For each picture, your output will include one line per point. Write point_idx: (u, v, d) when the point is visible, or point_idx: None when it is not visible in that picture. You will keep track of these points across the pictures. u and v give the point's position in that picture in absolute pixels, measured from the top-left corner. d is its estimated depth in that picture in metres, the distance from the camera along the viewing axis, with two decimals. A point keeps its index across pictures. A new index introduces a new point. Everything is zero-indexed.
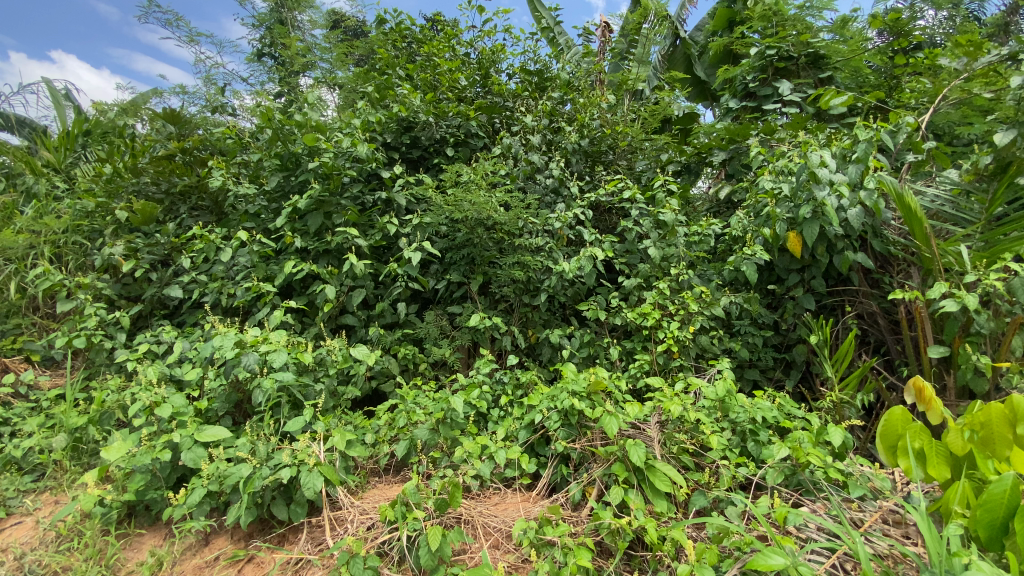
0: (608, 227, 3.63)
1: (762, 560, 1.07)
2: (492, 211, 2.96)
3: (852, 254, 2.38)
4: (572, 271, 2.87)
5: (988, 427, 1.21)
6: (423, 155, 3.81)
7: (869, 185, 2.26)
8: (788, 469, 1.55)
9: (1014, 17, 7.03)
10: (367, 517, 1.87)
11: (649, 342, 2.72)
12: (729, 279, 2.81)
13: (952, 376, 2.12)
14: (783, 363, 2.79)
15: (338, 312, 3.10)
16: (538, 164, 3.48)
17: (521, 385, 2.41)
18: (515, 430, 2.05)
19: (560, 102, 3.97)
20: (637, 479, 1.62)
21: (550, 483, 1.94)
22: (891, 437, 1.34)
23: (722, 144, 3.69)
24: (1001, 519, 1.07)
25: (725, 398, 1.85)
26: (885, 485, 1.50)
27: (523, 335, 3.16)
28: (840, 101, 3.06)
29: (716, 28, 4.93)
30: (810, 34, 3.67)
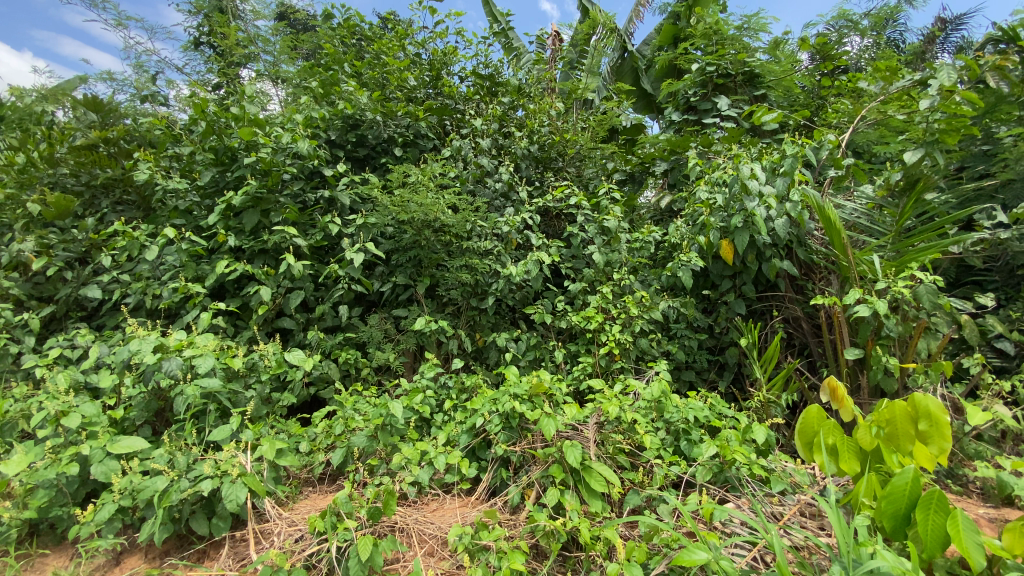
0: (556, 233, 3.66)
1: (686, 556, 1.09)
2: (440, 212, 2.91)
3: (779, 261, 2.50)
4: (519, 275, 2.87)
5: (894, 423, 1.28)
6: (370, 154, 3.72)
7: (794, 197, 2.39)
8: (716, 467, 1.61)
9: (928, 45, 7.71)
10: (295, 529, 1.78)
11: (592, 344, 2.76)
12: (668, 284, 2.91)
13: (866, 376, 2.27)
14: (717, 365, 2.91)
15: (275, 315, 2.96)
16: (487, 167, 3.49)
17: (466, 389, 2.38)
18: (456, 434, 2.01)
19: (511, 108, 4.00)
20: (574, 479, 1.63)
21: (489, 487, 1.92)
22: (807, 433, 1.41)
23: (664, 155, 3.83)
24: (904, 509, 1.14)
25: (660, 399, 1.90)
26: (804, 480, 1.58)
27: (470, 339, 3.14)
28: (771, 117, 3.25)
29: (661, 43, 5.13)
30: (747, 53, 3.88)
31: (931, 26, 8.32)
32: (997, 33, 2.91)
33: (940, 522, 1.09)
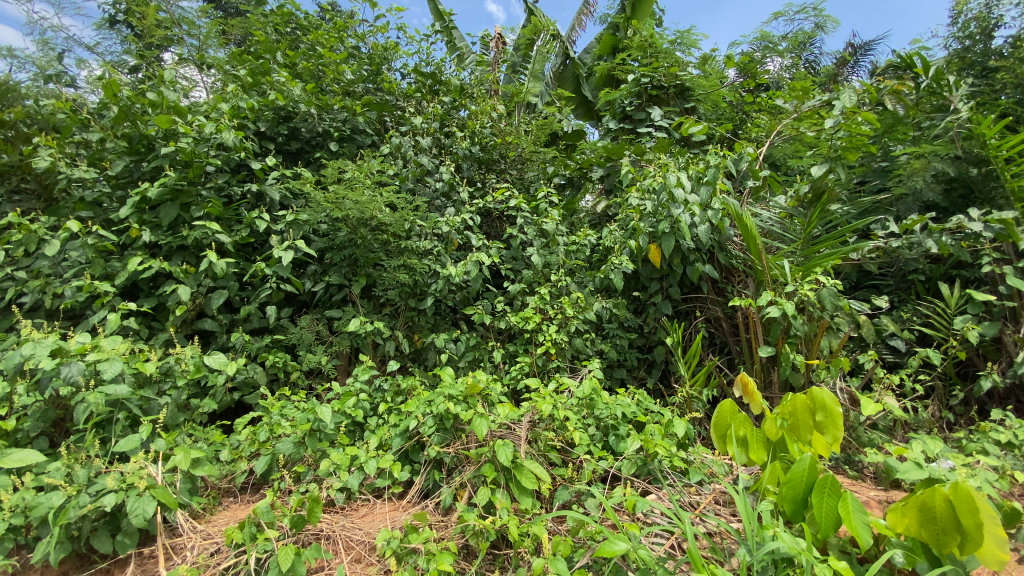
0: (497, 234, 3.68)
1: (606, 547, 1.14)
2: (376, 210, 2.83)
3: (702, 265, 2.65)
4: (458, 275, 2.86)
5: (795, 415, 1.39)
6: (303, 148, 3.57)
7: (715, 206, 2.56)
8: (640, 460, 1.68)
9: (840, 68, 8.44)
10: (211, 542, 1.68)
11: (530, 345, 2.81)
12: (602, 286, 3.00)
13: (777, 372, 2.44)
14: (647, 363, 3.03)
15: (195, 316, 2.77)
16: (427, 166, 3.46)
17: (401, 391, 2.34)
18: (389, 438, 1.96)
19: (453, 107, 3.98)
20: (505, 478, 1.64)
21: (422, 489, 1.89)
22: (722, 426, 1.50)
23: (601, 161, 3.95)
24: (801, 494, 1.24)
25: (590, 396, 1.96)
26: (720, 469, 1.69)
27: (408, 340, 3.09)
28: (698, 129, 3.44)
29: (601, 52, 5.30)
30: (679, 67, 4.08)
31: (842, 51, 9.10)
32: (895, 61, 3.23)
33: (833, 504, 1.19)
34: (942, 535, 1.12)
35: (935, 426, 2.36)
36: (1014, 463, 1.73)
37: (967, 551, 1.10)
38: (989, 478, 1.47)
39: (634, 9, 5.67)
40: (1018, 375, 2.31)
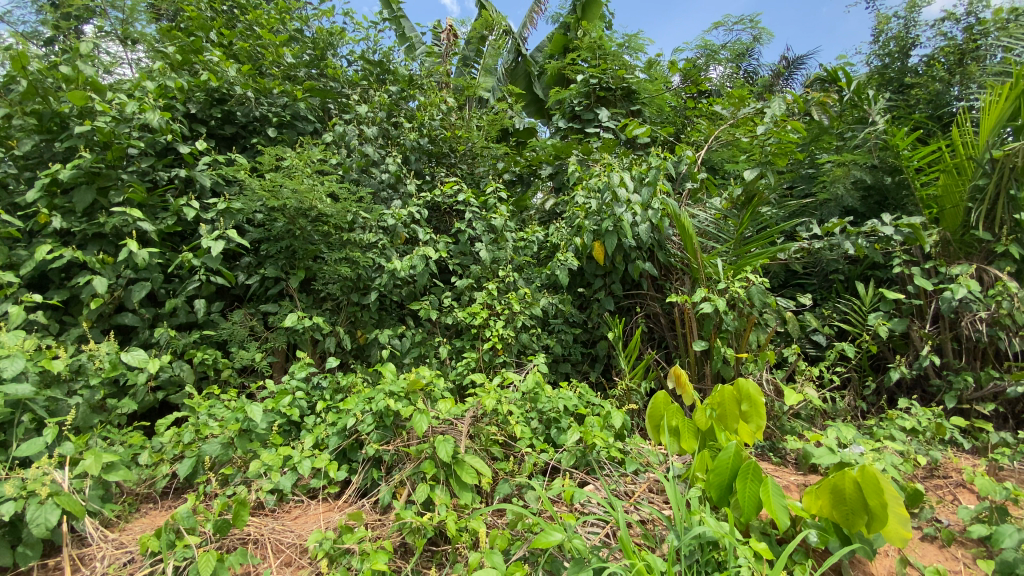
0: (445, 228, 3.61)
1: (542, 538, 1.14)
2: (316, 200, 2.72)
3: (642, 262, 2.73)
4: (404, 270, 2.79)
5: (723, 405, 1.45)
6: (238, 133, 3.38)
7: (655, 205, 2.64)
8: (579, 452, 1.71)
9: (775, 80, 8.92)
10: (123, 552, 1.57)
11: (477, 340, 2.79)
12: (548, 282, 3.03)
13: (710, 365, 2.56)
14: (590, 358, 3.09)
15: (114, 310, 2.57)
16: (373, 157, 3.36)
17: (341, 388, 2.25)
18: (325, 436, 1.89)
19: (401, 98, 3.88)
20: (445, 474, 1.62)
21: (360, 488, 1.84)
22: (655, 417, 1.55)
23: (549, 159, 3.99)
24: (727, 480, 1.30)
25: (534, 390, 1.97)
26: (655, 459, 1.75)
27: (350, 336, 2.99)
28: (642, 131, 3.54)
29: (553, 51, 5.35)
30: (626, 71, 4.18)
31: (778, 63, 9.64)
32: (822, 74, 3.44)
33: (754, 489, 1.25)
34: (851, 515, 1.21)
35: (850, 415, 2.54)
36: (916, 447, 1.89)
37: (872, 529, 1.18)
38: (895, 460, 1.59)
39: (585, 10, 5.76)
40: (922, 367, 2.52)
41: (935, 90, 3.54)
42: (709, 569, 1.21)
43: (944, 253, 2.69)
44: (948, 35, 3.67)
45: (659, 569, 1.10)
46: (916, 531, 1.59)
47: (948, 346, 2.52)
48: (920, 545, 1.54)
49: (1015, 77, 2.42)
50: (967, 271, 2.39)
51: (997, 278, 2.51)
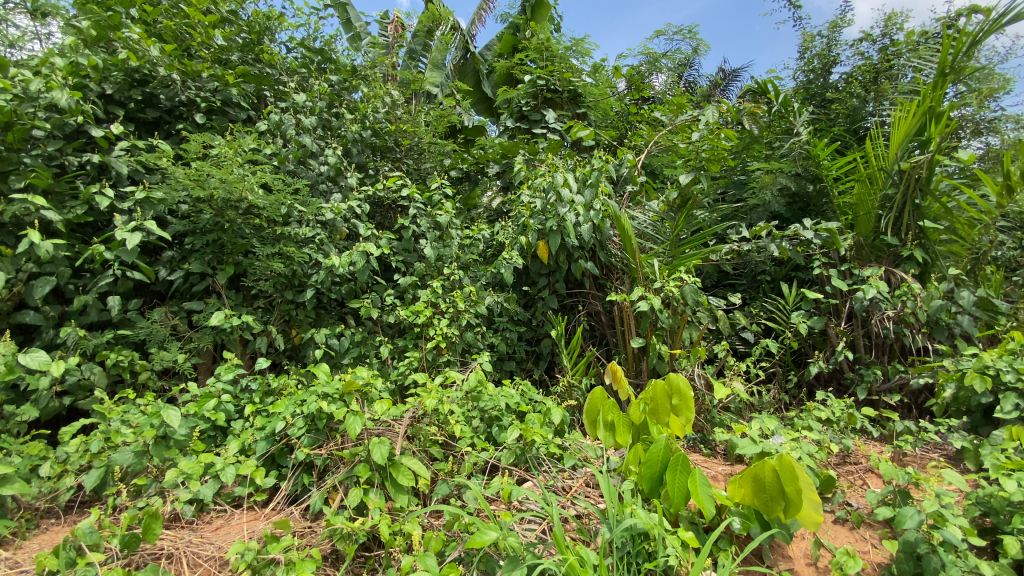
0: (389, 225, 3.51)
1: (476, 538, 1.13)
2: (248, 191, 2.56)
3: (585, 262, 2.78)
4: (342, 266, 2.68)
5: (656, 400, 1.50)
6: (162, 118, 3.14)
7: (597, 206, 2.70)
8: (519, 449, 1.71)
9: (713, 90, 9.36)
10: (16, 574, 1.42)
11: (420, 339, 2.74)
12: (493, 280, 3.02)
13: (647, 361, 2.64)
14: (534, 356, 3.10)
15: (12, 307, 2.32)
16: (311, 148, 3.23)
17: (272, 391, 2.12)
18: (252, 441, 1.78)
19: (344, 89, 3.75)
20: (380, 477, 1.57)
21: (289, 494, 1.75)
22: (592, 412, 1.58)
23: (496, 158, 3.99)
24: (657, 472, 1.34)
25: (476, 389, 1.95)
26: (592, 454, 1.77)
27: (284, 336, 2.84)
28: (586, 134, 3.61)
29: (502, 50, 5.36)
30: (573, 74, 4.25)
31: (716, 75, 10.14)
32: (753, 86, 3.64)
33: (683, 480, 1.30)
34: (770, 501, 1.27)
35: (775, 407, 2.69)
36: (830, 436, 2.03)
37: (789, 514, 1.25)
38: (811, 449, 1.70)
39: (534, 12, 5.82)
40: (837, 361, 2.71)
41: (852, 105, 3.83)
42: (640, 560, 1.24)
43: (857, 256, 2.90)
44: (865, 55, 3.98)
45: (591, 563, 1.11)
46: (829, 514, 1.71)
47: (860, 342, 2.73)
48: (832, 528, 1.65)
49: (921, 96, 2.65)
50: (876, 273, 2.60)
51: (902, 279, 2.74)
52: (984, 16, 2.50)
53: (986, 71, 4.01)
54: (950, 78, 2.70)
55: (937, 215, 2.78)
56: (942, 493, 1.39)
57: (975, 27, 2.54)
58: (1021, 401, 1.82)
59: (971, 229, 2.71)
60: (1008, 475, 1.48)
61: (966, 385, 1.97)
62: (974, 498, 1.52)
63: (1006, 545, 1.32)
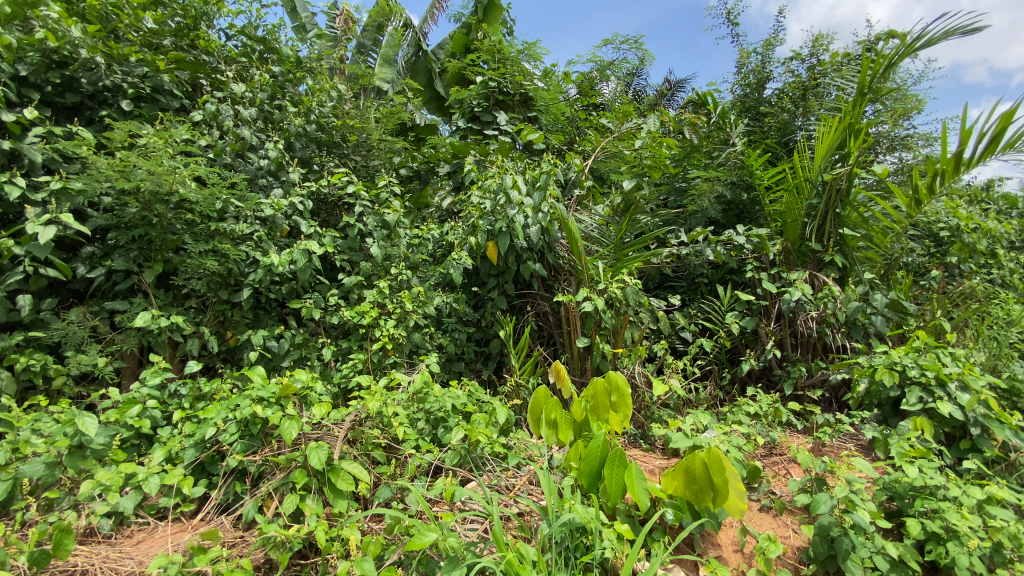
0: (335, 222, 3.41)
1: (415, 540, 1.12)
2: (179, 184, 2.42)
3: (533, 263, 2.80)
4: (282, 265, 2.58)
5: (596, 397, 1.56)
6: (83, 103, 2.90)
7: (545, 209, 2.74)
8: (463, 450, 1.71)
9: (660, 100, 9.71)
10: None
11: (365, 340, 2.68)
12: (442, 281, 3.00)
13: (591, 361, 2.70)
14: (484, 356, 3.09)
15: None
16: (250, 141, 3.09)
17: (203, 396, 2.01)
18: (180, 449, 1.68)
19: (288, 81, 3.61)
20: (317, 482, 1.53)
21: (220, 503, 1.68)
22: (536, 411, 1.62)
23: (447, 157, 3.96)
24: (596, 468, 1.39)
25: (421, 390, 1.93)
26: (536, 453, 1.80)
27: (219, 337, 2.71)
28: (535, 137, 3.65)
29: (454, 50, 5.34)
30: (524, 77, 4.29)
31: (662, 85, 10.54)
32: (694, 97, 3.81)
33: (620, 474, 1.35)
34: (700, 492, 1.34)
35: (710, 403, 2.83)
36: (758, 429, 2.15)
37: (717, 504, 1.33)
38: (740, 442, 1.80)
39: (486, 14, 5.84)
40: (767, 359, 2.88)
41: (783, 119, 4.10)
42: (577, 553, 1.27)
43: (786, 260, 3.09)
44: (795, 73, 4.25)
45: (529, 559, 1.13)
46: (755, 503, 1.81)
47: (787, 341, 2.91)
48: (757, 515, 1.75)
49: (843, 113, 2.87)
50: (802, 277, 2.78)
51: (824, 283, 2.95)
52: (899, 41, 2.73)
53: (900, 92, 4.37)
54: (868, 97, 2.93)
55: (855, 223, 3.00)
56: (853, 480, 1.51)
57: (892, 51, 2.78)
58: (924, 394, 1.99)
59: (884, 237, 3.00)
60: (910, 462, 1.62)
61: (877, 380, 2.14)
62: (881, 484, 1.65)
63: (908, 526, 1.44)
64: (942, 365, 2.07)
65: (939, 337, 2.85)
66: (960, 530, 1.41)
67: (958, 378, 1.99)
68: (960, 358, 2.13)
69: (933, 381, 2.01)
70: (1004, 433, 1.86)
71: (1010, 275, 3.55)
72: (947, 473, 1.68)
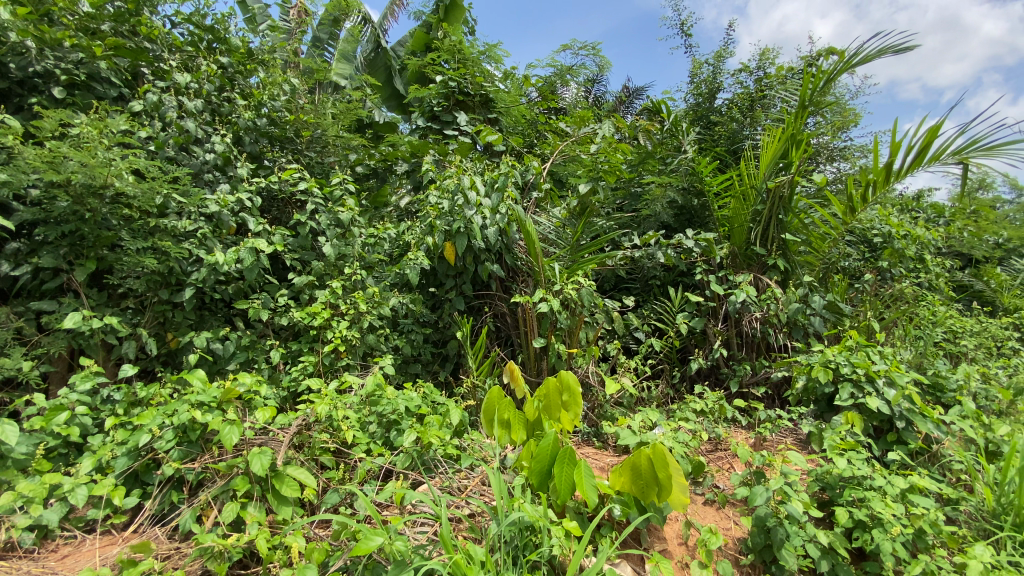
0: (286, 220, 3.31)
1: (361, 545, 1.10)
2: (115, 178, 2.28)
3: (490, 264, 2.80)
4: (228, 263, 2.48)
5: (548, 396, 1.59)
6: (10, 89, 2.70)
7: (502, 210, 2.75)
8: (415, 452, 1.69)
9: (619, 106, 9.91)
10: None
11: (316, 342, 2.61)
12: (398, 281, 2.96)
13: (547, 361, 2.73)
14: (441, 358, 3.05)
15: None
16: (195, 133, 2.94)
17: (140, 401, 1.90)
18: (112, 458, 1.59)
19: (239, 73, 3.47)
20: (260, 489, 1.48)
21: (155, 513, 1.60)
22: (489, 412, 1.62)
23: (406, 156, 3.91)
24: (546, 466, 1.41)
25: (374, 393, 1.90)
26: (489, 454, 1.80)
27: (158, 339, 2.57)
28: (495, 138, 3.66)
29: (415, 49, 5.29)
30: (484, 78, 4.29)
31: (621, 91, 10.77)
32: (649, 104, 3.91)
33: (569, 472, 1.37)
34: (646, 487, 1.39)
35: (661, 401, 2.91)
36: (704, 425, 2.23)
37: (661, 498, 1.37)
38: (686, 439, 1.86)
39: (447, 14, 5.83)
40: (714, 358, 3.00)
41: (732, 128, 4.29)
42: (525, 552, 1.29)
43: (733, 263, 3.23)
44: (743, 84, 4.44)
45: (477, 560, 1.14)
46: (700, 497, 1.88)
47: (733, 341, 3.03)
48: (701, 509, 1.82)
49: (786, 123, 3.02)
50: (747, 280, 2.91)
51: (768, 285, 3.10)
52: (838, 57, 2.90)
53: (840, 105, 4.63)
54: (810, 109, 3.10)
55: (796, 228, 3.15)
56: (789, 472, 1.59)
57: (831, 66, 2.95)
58: (855, 390, 2.12)
59: (822, 242, 3.11)
60: (840, 455, 1.72)
61: (813, 377, 2.27)
62: (814, 475, 1.75)
63: (837, 514, 1.53)
64: (872, 362, 2.21)
65: (871, 337, 3.03)
66: (884, 518, 1.51)
67: (886, 374, 2.12)
68: (888, 356, 2.28)
69: (863, 377, 2.14)
70: (926, 426, 2.00)
71: (935, 279, 3.82)
72: (874, 464, 1.79)
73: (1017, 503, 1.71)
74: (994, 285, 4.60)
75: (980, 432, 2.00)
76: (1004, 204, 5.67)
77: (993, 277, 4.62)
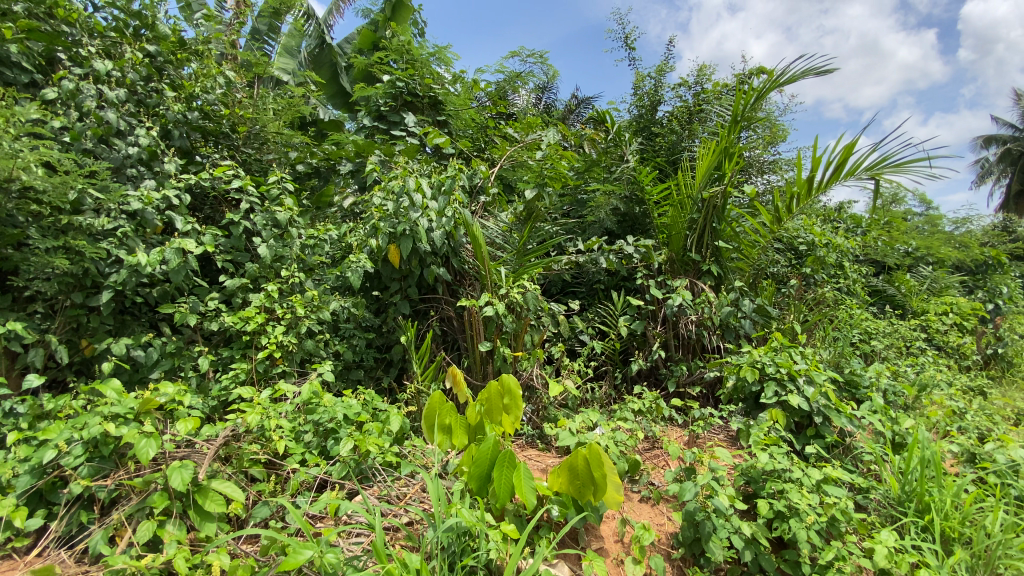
0: (219, 219, 3.14)
1: (289, 559, 1.06)
2: (22, 171, 2.09)
3: (436, 268, 2.77)
4: (152, 265, 2.32)
5: (490, 400, 1.60)
6: None
7: (449, 214, 2.73)
8: (353, 461, 1.65)
9: (568, 114, 10.12)
10: None
11: (250, 348, 2.50)
12: (339, 284, 2.87)
13: (491, 364, 2.73)
14: (384, 363, 2.99)
15: None
16: (116, 125, 2.74)
17: (47, 414, 1.75)
18: (10, 477, 1.45)
19: (169, 62, 3.26)
20: (181, 505, 1.40)
21: (61, 535, 1.48)
22: (430, 416, 1.61)
23: (350, 155, 3.81)
24: (485, 470, 1.42)
25: (311, 400, 1.83)
26: (430, 459, 1.78)
27: (71, 346, 2.38)
28: (442, 141, 3.64)
29: (361, 47, 5.19)
30: (433, 80, 4.26)
31: (569, 98, 10.98)
32: (595, 112, 4.02)
33: (508, 475, 1.39)
34: (582, 487, 1.42)
35: (603, 402, 2.99)
36: (642, 425, 2.32)
37: (597, 497, 1.41)
38: (624, 438, 1.92)
39: (395, 14, 5.75)
40: (653, 360, 3.11)
41: (672, 140, 4.49)
42: (461, 557, 1.29)
43: (671, 268, 3.37)
44: (683, 98, 4.65)
45: (411, 568, 1.13)
46: (635, 495, 1.95)
47: (671, 342, 3.17)
48: (636, 506, 1.89)
49: (720, 136, 3.18)
50: (683, 285, 3.04)
51: (702, 289, 3.25)
52: (768, 76, 3.10)
53: (769, 122, 4.94)
54: (741, 124, 3.28)
55: (729, 236, 3.32)
56: (716, 469, 1.68)
57: (761, 84, 3.14)
58: (779, 388, 2.26)
59: (752, 248, 3.29)
60: (764, 450, 1.83)
61: (742, 377, 2.40)
62: (740, 470, 1.85)
63: (759, 506, 1.63)
64: (794, 362, 2.37)
65: (794, 338, 3.25)
66: (800, 508, 1.62)
67: (806, 373, 2.28)
68: (808, 356, 2.45)
69: (786, 376, 2.29)
70: (840, 420, 2.17)
71: (852, 284, 4.14)
72: (794, 457, 1.92)
73: (918, 490, 1.88)
74: (903, 290, 5.04)
75: (888, 426, 2.18)
76: (914, 216, 6.23)
77: (902, 282, 5.07)
